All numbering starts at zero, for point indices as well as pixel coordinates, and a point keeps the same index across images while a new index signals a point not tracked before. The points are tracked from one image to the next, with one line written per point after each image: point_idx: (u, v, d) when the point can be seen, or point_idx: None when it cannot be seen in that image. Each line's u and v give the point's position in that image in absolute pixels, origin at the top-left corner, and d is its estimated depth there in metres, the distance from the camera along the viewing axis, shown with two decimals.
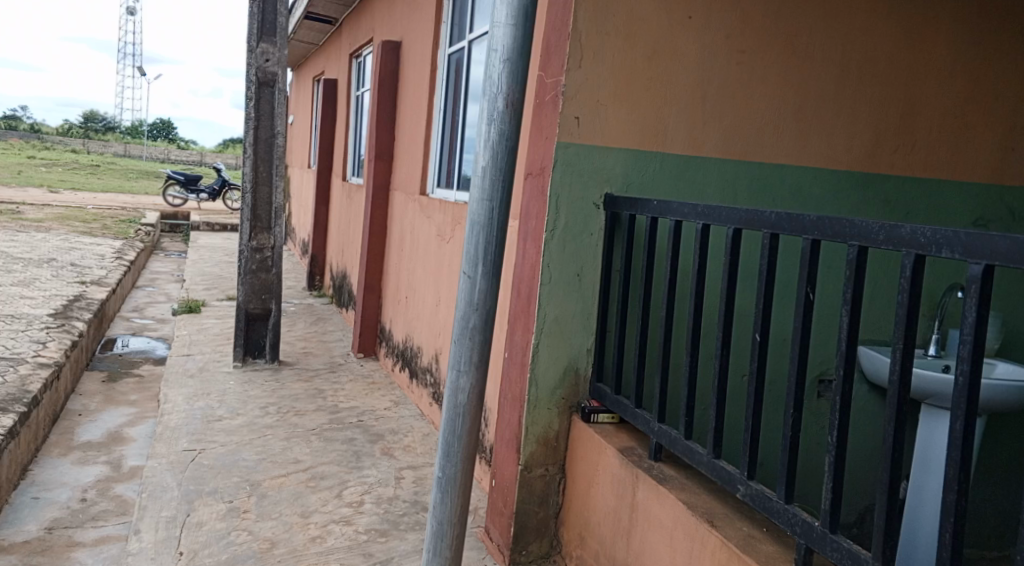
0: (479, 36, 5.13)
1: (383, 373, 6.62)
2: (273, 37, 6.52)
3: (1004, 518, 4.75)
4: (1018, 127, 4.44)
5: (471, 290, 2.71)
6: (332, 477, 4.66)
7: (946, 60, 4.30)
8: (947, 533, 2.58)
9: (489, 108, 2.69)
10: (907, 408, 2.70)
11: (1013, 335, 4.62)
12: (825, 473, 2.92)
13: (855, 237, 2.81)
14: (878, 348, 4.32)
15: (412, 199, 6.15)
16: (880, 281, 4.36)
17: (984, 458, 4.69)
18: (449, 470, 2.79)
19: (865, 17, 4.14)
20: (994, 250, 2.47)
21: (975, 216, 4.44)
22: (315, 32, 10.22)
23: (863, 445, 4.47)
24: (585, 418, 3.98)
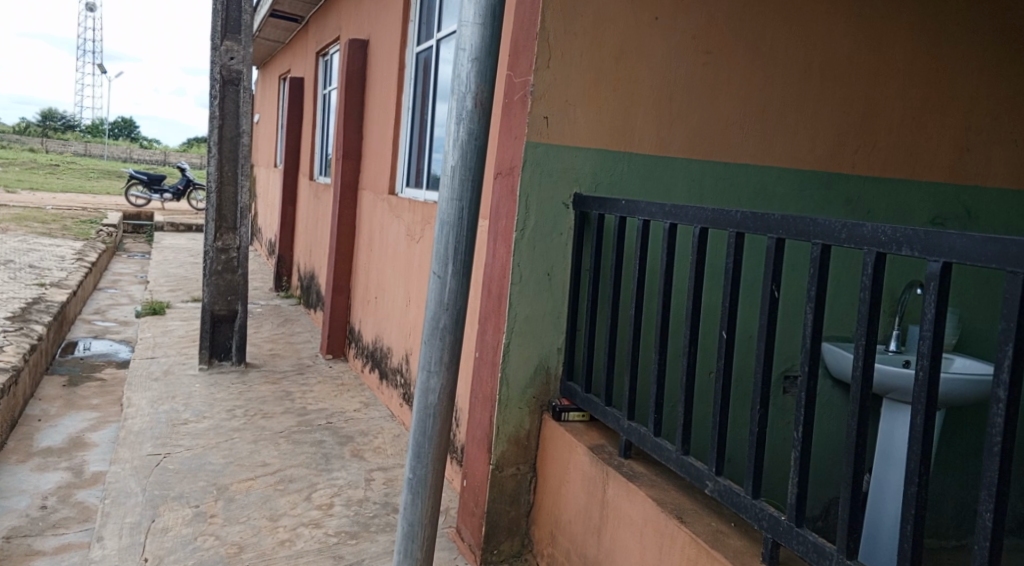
0: (446, 35, 5.11)
1: (352, 374, 6.58)
2: (237, 35, 6.47)
3: (964, 511, 4.81)
4: (975, 128, 4.49)
5: (441, 290, 2.69)
6: (301, 479, 4.62)
7: (906, 62, 4.34)
8: (908, 525, 2.59)
9: (457, 107, 2.67)
10: (870, 403, 2.71)
11: (970, 331, 4.67)
12: (792, 468, 2.92)
13: (818, 235, 2.81)
14: (840, 345, 4.35)
15: (381, 199, 6.12)
16: (846, 277, 4.39)
17: (947, 451, 4.74)
18: (420, 471, 2.77)
19: (828, 17, 4.16)
20: (952, 247, 2.48)
21: (932, 214, 4.49)
22: (280, 31, 10.14)
23: (829, 441, 4.50)
24: (555, 417, 3.97)
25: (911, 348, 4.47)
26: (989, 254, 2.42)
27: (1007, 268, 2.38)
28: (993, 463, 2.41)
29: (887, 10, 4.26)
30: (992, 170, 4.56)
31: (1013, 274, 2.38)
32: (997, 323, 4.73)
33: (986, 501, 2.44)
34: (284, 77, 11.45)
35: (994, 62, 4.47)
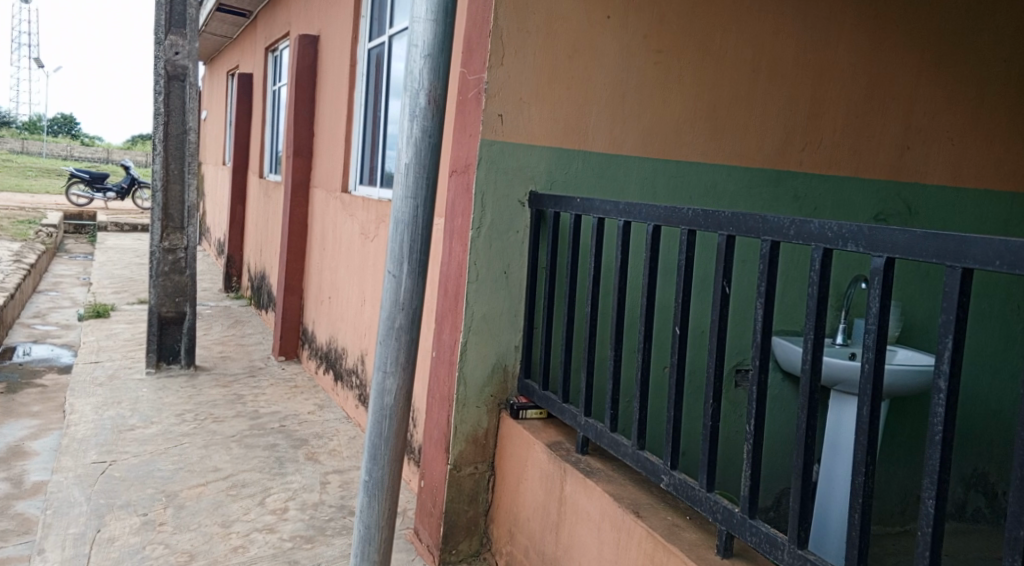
0: (399, 31, 5.05)
1: (305, 376, 6.49)
2: (182, 29, 6.36)
3: (909, 498, 4.88)
4: (914, 127, 4.56)
5: (396, 290, 2.64)
6: (254, 484, 4.54)
7: (851, 61, 4.37)
8: (856, 513, 2.58)
9: (410, 104, 2.62)
10: (819, 395, 2.71)
11: (912, 323, 4.73)
12: (745, 460, 2.91)
13: (768, 232, 2.81)
14: (790, 339, 4.38)
15: (334, 197, 6.03)
16: (794, 272, 4.42)
17: (893, 440, 4.80)
18: (376, 474, 2.72)
19: (775, 17, 4.18)
20: (895, 243, 2.47)
21: (875, 210, 4.53)
22: (227, 25, 9.98)
23: (781, 432, 4.53)
24: (513, 415, 3.94)
25: (856, 340, 4.51)
26: (929, 248, 2.41)
27: (948, 263, 2.37)
28: (935, 451, 2.40)
29: (833, 9, 4.29)
30: (932, 168, 4.62)
31: (952, 267, 2.36)
32: (937, 315, 4.80)
33: (928, 489, 2.42)
34: (232, 73, 11.28)
35: (933, 62, 4.54)
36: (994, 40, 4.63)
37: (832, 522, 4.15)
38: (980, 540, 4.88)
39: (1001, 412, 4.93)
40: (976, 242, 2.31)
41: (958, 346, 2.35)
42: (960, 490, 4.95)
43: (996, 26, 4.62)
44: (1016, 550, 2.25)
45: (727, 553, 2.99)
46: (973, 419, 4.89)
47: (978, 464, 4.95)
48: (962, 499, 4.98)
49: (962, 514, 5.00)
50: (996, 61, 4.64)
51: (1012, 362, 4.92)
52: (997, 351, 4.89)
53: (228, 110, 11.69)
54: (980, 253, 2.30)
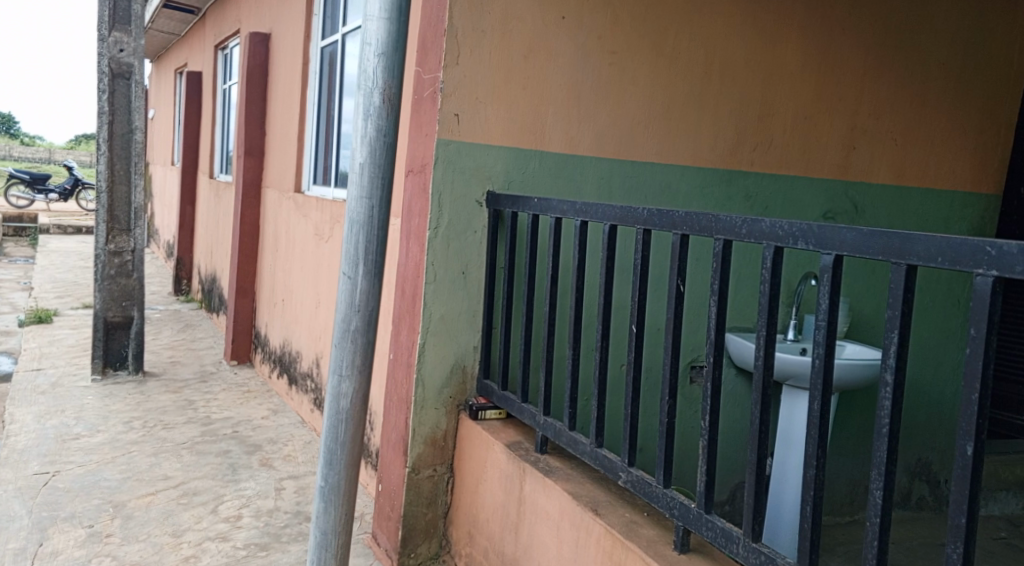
0: (352, 29, 4.99)
1: (258, 380, 6.38)
2: (126, 26, 6.25)
3: (857, 489, 4.92)
4: (861, 128, 4.60)
5: (352, 291, 2.59)
6: (207, 492, 4.45)
7: (800, 62, 4.40)
8: (807, 506, 2.57)
9: (365, 102, 2.56)
10: (772, 390, 2.69)
11: (860, 318, 4.77)
12: (700, 455, 2.90)
13: (720, 231, 2.80)
14: (743, 335, 4.39)
15: (287, 197, 5.95)
16: (746, 269, 4.43)
17: (842, 432, 4.84)
18: (332, 479, 2.66)
19: (725, 20, 4.19)
20: (842, 241, 2.46)
21: (824, 209, 4.57)
22: (174, 21, 9.81)
23: (734, 428, 4.54)
24: (472, 416, 3.89)
25: (807, 336, 4.54)
26: (875, 246, 2.40)
27: (893, 260, 2.36)
28: (882, 442, 2.39)
29: (781, 12, 4.31)
30: (877, 167, 4.67)
31: (897, 265, 2.35)
32: (883, 311, 4.85)
33: (876, 479, 2.41)
34: (180, 71, 11.10)
35: (877, 63, 4.58)
36: (934, 44, 4.70)
37: (786, 514, 4.16)
38: (925, 527, 4.93)
39: (942, 403, 5.02)
40: (919, 239, 2.30)
41: (903, 340, 2.34)
42: (904, 480, 5.00)
43: (935, 29, 4.69)
44: (959, 539, 2.25)
45: (684, 548, 2.97)
46: (916, 410, 4.97)
47: (921, 454, 5.01)
48: (907, 489, 5.03)
49: (907, 503, 5.04)
50: (935, 65, 4.71)
51: (954, 355, 5.00)
52: (941, 344, 4.97)
53: (176, 110, 11.51)
54: (922, 250, 2.29)
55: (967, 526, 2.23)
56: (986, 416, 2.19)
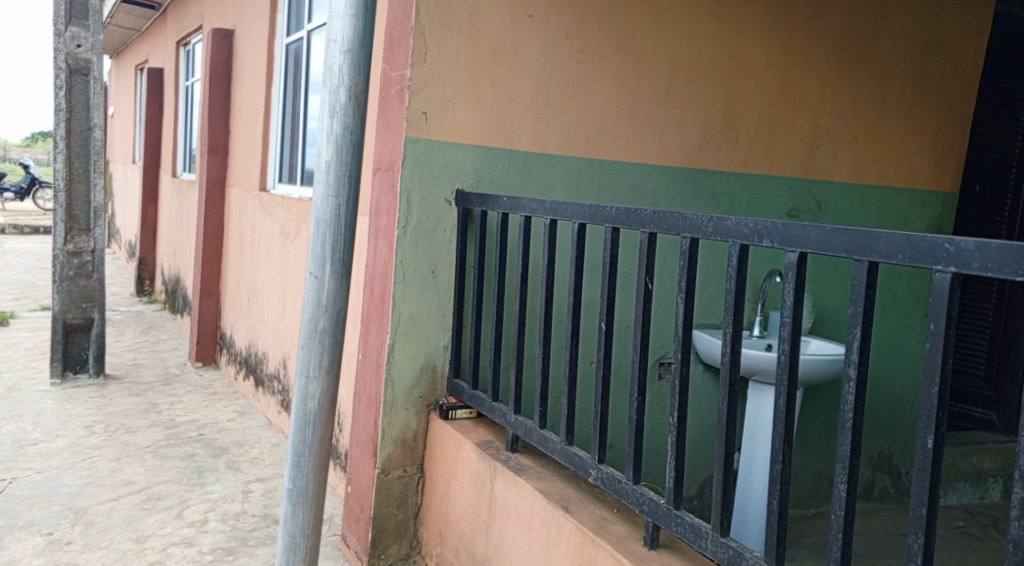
0: (317, 26, 4.94)
1: (224, 382, 6.30)
2: (83, 21, 6.16)
3: (822, 481, 4.95)
4: (824, 127, 4.62)
5: (319, 292, 2.54)
6: (171, 496, 4.38)
7: (764, 62, 4.41)
8: (774, 500, 2.55)
9: (330, 100, 2.52)
10: (739, 386, 2.68)
11: (824, 314, 4.80)
12: (668, 452, 2.88)
13: (686, 230, 2.78)
14: (710, 332, 4.40)
15: (251, 196, 5.88)
16: (713, 267, 4.44)
17: (807, 426, 4.85)
18: (301, 481, 2.61)
19: (691, 20, 4.18)
20: (807, 238, 2.45)
21: (788, 207, 4.58)
22: (134, 17, 9.67)
23: (702, 424, 4.55)
24: (442, 416, 3.86)
25: (773, 332, 4.55)
26: (838, 244, 2.39)
27: (855, 257, 2.35)
28: (846, 436, 2.38)
29: (744, 13, 4.31)
30: (839, 166, 4.70)
31: (859, 262, 2.34)
32: (845, 307, 4.88)
33: (840, 473, 2.41)
34: (141, 68, 10.95)
35: (840, 63, 4.60)
36: (893, 45, 4.73)
37: (753, 508, 4.17)
38: (887, 518, 4.96)
39: (903, 396, 5.07)
40: (880, 237, 2.30)
41: (866, 336, 2.34)
42: (868, 471, 5.03)
43: (896, 30, 4.72)
44: (920, 530, 2.24)
45: (653, 545, 2.95)
46: (878, 402, 5.01)
47: (883, 446, 5.04)
48: (870, 480, 5.05)
49: (870, 494, 5.07)
50: (894, 65, 4.75)
51: (915, 349, 5.05)
52: (901, 338, 5.01)
53: (136, 107, 11.36)
54: (883, 248, 2.29)
55: (928, 517, 2.23)
56: (947, 408, 2.19)
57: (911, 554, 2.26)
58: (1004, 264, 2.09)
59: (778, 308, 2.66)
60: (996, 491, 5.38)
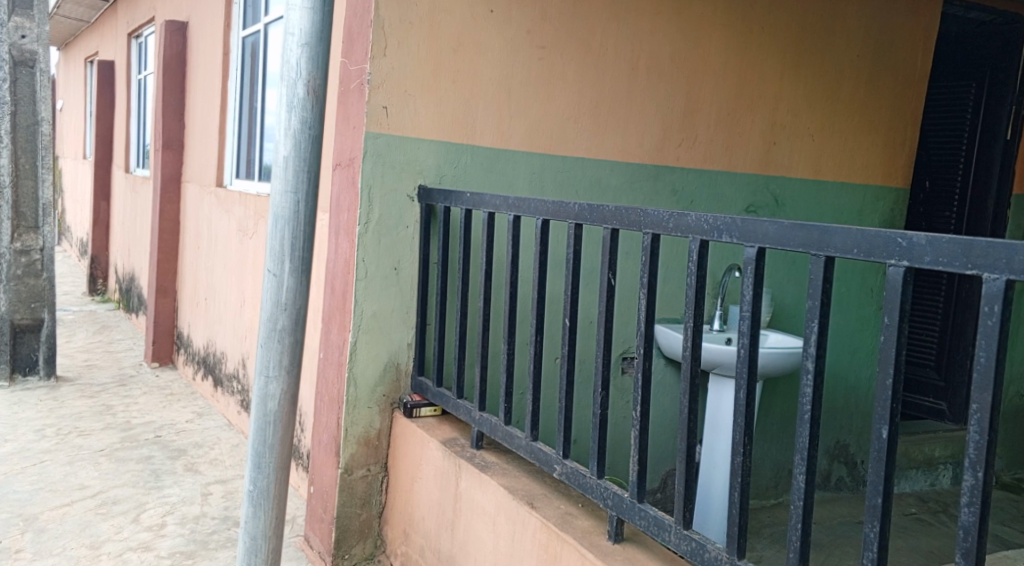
0: (273, 18, 4.86)
1: (181, 382, 6.19)
2: (28, 11, 6.04)
3: (781, 471, 4.97)
4: (781, 123, 4.63)
5: (278, 289, 2.48)
6: (127, 500, 4.28)
7: (723, 59, 4.40)
8: (735, 491, 2.53)
9: (288, 94, 2.45)
10: (700, 379, 2.66)
11: (783, 307, 4.82)
12: (631, 445, 2.85)
13: (648, 225, 2.76)
14: (672, 326, 4.39)
15: (208, 192, 5.77)
16: (673, 262, 4.44)
17: (767, 418, 4.87)
18: (261, 483, 2.54)
19: (650, 16, 4.16)
20: (765, 233, 2.43)
21: (746, 202, 4.59)
22: (82, 8, 9.47)
23: (664, 417, 4.55)
24: (406, 414, 3.81)
25: (733, 326, 4.55)
26: (795, 239, 2.37)
27: (811, 251, 2.33)
28: (804, 428, 2.36)
29: (703, 10, 4.30)
30: (796, 162, 4.72)
31: (816, 256, 2.32)
32: (803, 300, 4.90)
33: (799, 463, 2.39)
34: (91, 60, 10.75)
35: (796, 61, 4.61)
36: (848, 43, 4.75)
37: (715, 499, 4.17)
38: (844, 506, 4.99)
39: (858, 387, 5.11)
40: (835, 231, 2.28)
41: (823, 329, 2.32)
42: (824, 461, 5.06)
43: (851, 27, 4.75)
44: (876, 517, 2.23)
45: (618, 538, 2.93)
46: (834, 393, 5.04)
47: (840, 435, 5.08)
48: (827, 470, 5.09)
49: (827, 483, 5.11)
50: (848, 62, 4.77)
51: (871, 340, 5.10)
52: (858, 330, 5.05)
53: (86, 101, 11.14)
54: (839, 242, 2.27)
55: (884, 505, 2.22)
56: (901, 399, 2.18)
57: (866, 543, 2.25)
58: (954, 258, 2.07)
59: (739, 303, 2.64)
60: (946, 478, 5.45)
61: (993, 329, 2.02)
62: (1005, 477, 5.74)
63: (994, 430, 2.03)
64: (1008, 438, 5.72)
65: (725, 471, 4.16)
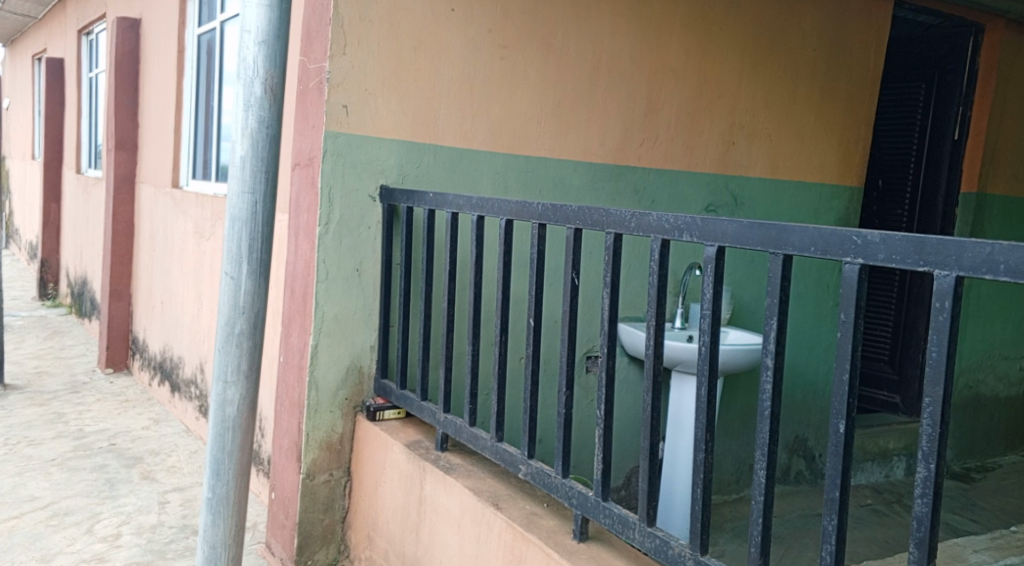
0: (229, 16, 4.78)
1: (137, 388, 6.07)
2: None
3: (742, 467, 4.98)
4: (741, 123, 4.63)
5: (235, 292, 2.41)
6: (80, 511, 4.17)
7: (682, 59, 4.39)
8: (698, 488, 2.50)
9: (245, 93, 2.39)
10: (663, 377, 2.63)
11: (743, 305, 4.82)
12: (596, 443, 2.82)
13: (611, 225, 2.72)
14: (634, 324, 4.37)
15: (163, 193, 5.67)
16: (635, 260, 4.42)
17: (728, 416, 4.87)
18: (220, 490, 2.47)
19: (610, 16, 4.14)
20: (725, 233, 2.41)
21: (706, 201, 4.58)
22: (30, 4, 9.27)
23: (628, 415, 4.53)
24: (369, 417, 3.74)
25: (694, 323, 4.53)
26: (754, 238, 2.35)
27: (770, 250, 2.31)
28: (765, 424, 2.34)
29: (665, 10, 4.29)
30: (754, 162, 4.73)
31: (774, 255, 2.30)
32: (762, 297, 4.91)
33: (759, 459, 2.36)
34: (38, 57, 10.53)
35: (754, 62, 4.62)
36: (805, 44, 4.77)
37: (677, 496, 4.16)
38: (804, 500, 5.01)
39: (817, 383, 5.14)
40: (794, 229, 2.26)
41: (782, 326, 2.30)
42: (784, 456, 5.07)
43: (808, 28, 4.77)
44: (834, 512, 2.21)
45: (583, 537, 2.89)
46: (793, 390, 5.05)
47: (799, 431, 5.10)
48: (786, 465, 5.10)
49: (787, 477, 5.12)
50: (805, 62, 4.79)
51: (828, 338, 5.13)
52: (817, 328, 5.07)
53: (34, 100, 10.92)
54: (797, 241, 2.25)
55: (841, 499, 2.20)
56: (857, 393, 2.16)
57: (825, 535, 2.23)
58: (907, 255, 2.05)
59: (702, 301, 2.62)
60: (900, 469, 5.48)
61: (944, 325, 2.00)
62: (956, 468, 5.81)
63: (946, 422, 2.01)
64: (957, 429, 5.78)
65: (687, 467, 4.15)
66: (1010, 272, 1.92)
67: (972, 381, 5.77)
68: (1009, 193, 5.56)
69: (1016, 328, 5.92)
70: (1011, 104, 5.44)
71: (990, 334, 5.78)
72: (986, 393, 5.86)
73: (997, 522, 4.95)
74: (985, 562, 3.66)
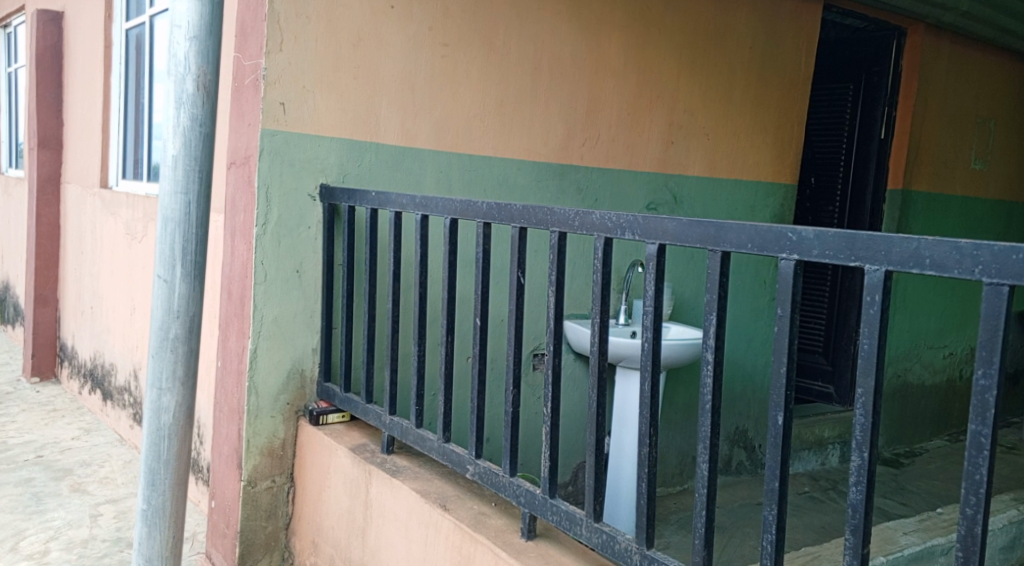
0: (158, 12, 4.63)
1: (66, 397, 5.86)
2: None
3: (685, 459, 4.97)
4: (680, 123, 4.62)
5: (169, 296, 2.29)
6: (5, 528, 4.00)
7: (623, 58, 4.35)
8: (642, 483, 2.44)
9: (176, 90, 2.27)
10: (608, 373, 2.57)
11: (683, 300, 4.81)
12: (543, 441, 2.75)
13: (555, 224, 2.66)
14: (579, 321, 4.32)
15: (90, 193, 5.48)
16: (580, 257, 4.38)
17: (671, 410, 4.85)
18: (156, 501, 2.35)
19: (552, 16, 4.09)
20: (665, 231, 2.35)
21: (646, 200, 4.55)
22: None
23: (574, 412, 4.48)
24: (312, 422, 3.64)
25: (636, 319, 4.49)
26: (695, 236, 2.30)
27: (708, 247, 2.26)
28: (705, 418, 2.29)
29: (606, 9, 4.25)
30: (694, 161, 4.71)
31: (712, 252, 2.24)
32: (702, 292, 4.91)
33: (702, 452, 2.32)
34: None
35: (694, 62, 4.61)
36: (742, 44, 4.78)
37: (623, 491, 4.12)
38: (745, 489, 5.01)
39: (755, 376, 5.15)
40: (731, 227, 2.20)
41: (722, 321, 2.26)
42: (726, 447, 5.06)
43: (744, 27, 4.77)
44: (774, 501, 2.17)
45: (531, 535, 2.83)
46: (734, 383, 5.06)
47: (738, 422, 5.10)
48: (728, 456, 5.09)
49: (728, 469, 5.12)
50: (739, 63, 4.78)
51: (764, 330, 5.14)
52: (755, 322, 5.09)
53: None
54: (735, 239, 2.19)
55: (781, 489, 2.16)
56: (795, 385, 2.13)
57: (765, 526, 2.19)
58: (839, 251, 2.02)
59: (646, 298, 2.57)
60: (834, 456, 5.51)
61: (875, 318, 1.97)
62: (885, 453, 5.86)
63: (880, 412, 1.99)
64: (888, 416, 5.84)
65: (632, 461, 4.11)
66: (935, 266, 1.89)
67: (900, 369, 5.83)
68: (933, 190, 5.66)
69: (941, 318, 6.01)
70: (933, 103, 5.52)
71: (916, 323, 5.86)
72: (914, 381, 5.94)
73: (924, 504, 5.01)
74: (912, 545, 3.67)
